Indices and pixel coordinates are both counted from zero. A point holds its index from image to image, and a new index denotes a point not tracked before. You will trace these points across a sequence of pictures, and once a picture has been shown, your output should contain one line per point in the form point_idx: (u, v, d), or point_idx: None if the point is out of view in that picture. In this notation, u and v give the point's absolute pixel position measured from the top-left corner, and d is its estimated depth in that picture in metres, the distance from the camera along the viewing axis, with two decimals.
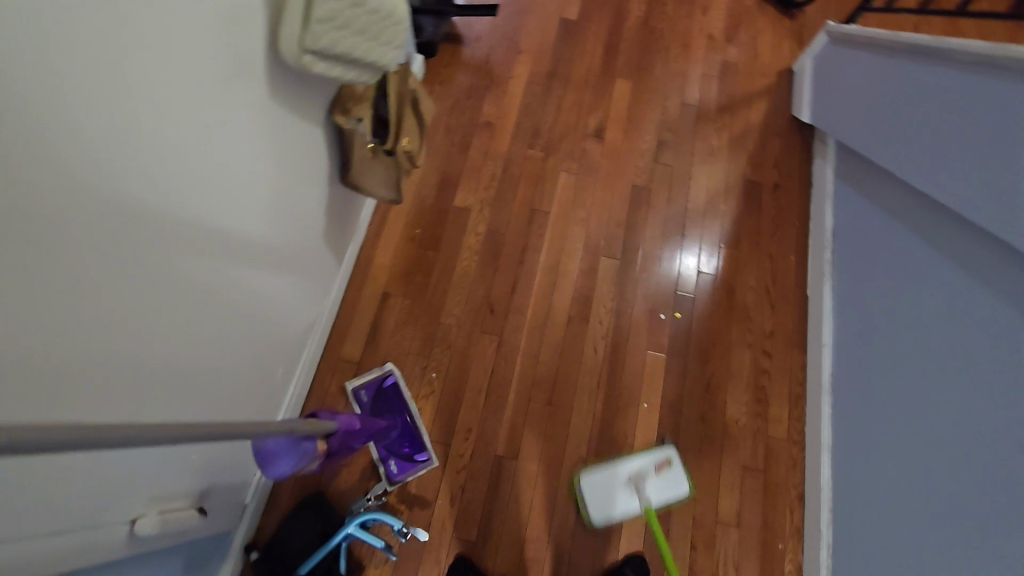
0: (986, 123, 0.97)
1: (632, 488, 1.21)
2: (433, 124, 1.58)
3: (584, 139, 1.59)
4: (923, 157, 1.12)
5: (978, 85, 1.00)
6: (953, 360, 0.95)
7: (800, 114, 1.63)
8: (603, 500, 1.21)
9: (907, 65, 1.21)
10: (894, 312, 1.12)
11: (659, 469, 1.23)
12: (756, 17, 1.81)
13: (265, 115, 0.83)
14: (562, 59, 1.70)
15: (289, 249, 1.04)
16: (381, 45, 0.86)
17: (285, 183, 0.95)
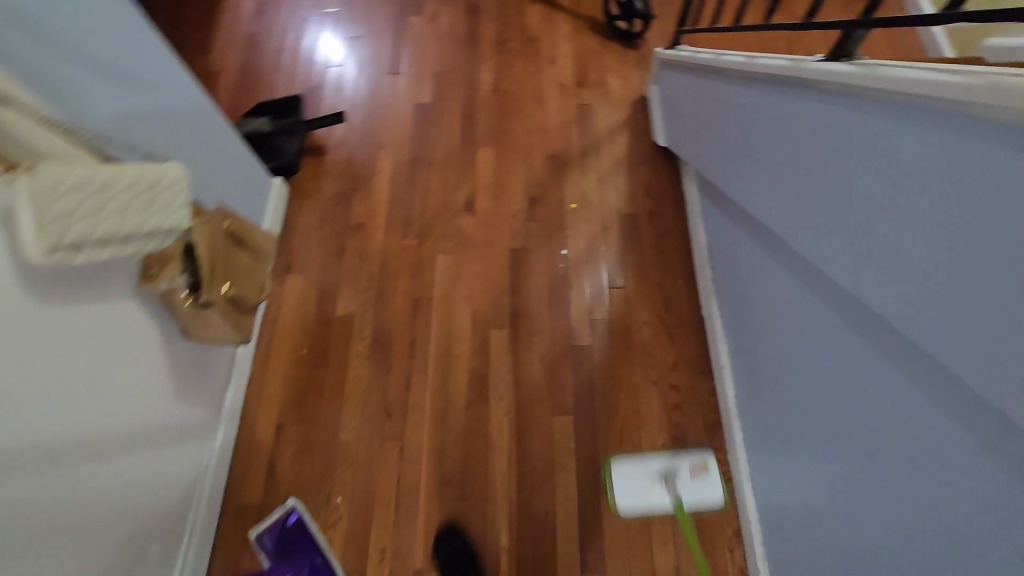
0: (760, 136, 0.98)
1: (667, 489, 1.14)
2: (306, 239, 1.59)
3: (456, 215, 1.59)
4: (731, 169, 1.13)
5: (750, 97, 1.02)
6: (808, 378, 0.91)
7: (657, 139, 1.64)
8: (631, 490, 1.15)
9: (710, 82, 1.24)
10: (761, 325, 1.10)
11: (695, 473, 1.14)
12: (601, 54, 1.84)
13: (63, 323, 0.85)
14: (423, 143, 1.72)
15: (144, 423, 1.03)
16: (156, 215, 0.88)
17: (116, 368, 0.96)
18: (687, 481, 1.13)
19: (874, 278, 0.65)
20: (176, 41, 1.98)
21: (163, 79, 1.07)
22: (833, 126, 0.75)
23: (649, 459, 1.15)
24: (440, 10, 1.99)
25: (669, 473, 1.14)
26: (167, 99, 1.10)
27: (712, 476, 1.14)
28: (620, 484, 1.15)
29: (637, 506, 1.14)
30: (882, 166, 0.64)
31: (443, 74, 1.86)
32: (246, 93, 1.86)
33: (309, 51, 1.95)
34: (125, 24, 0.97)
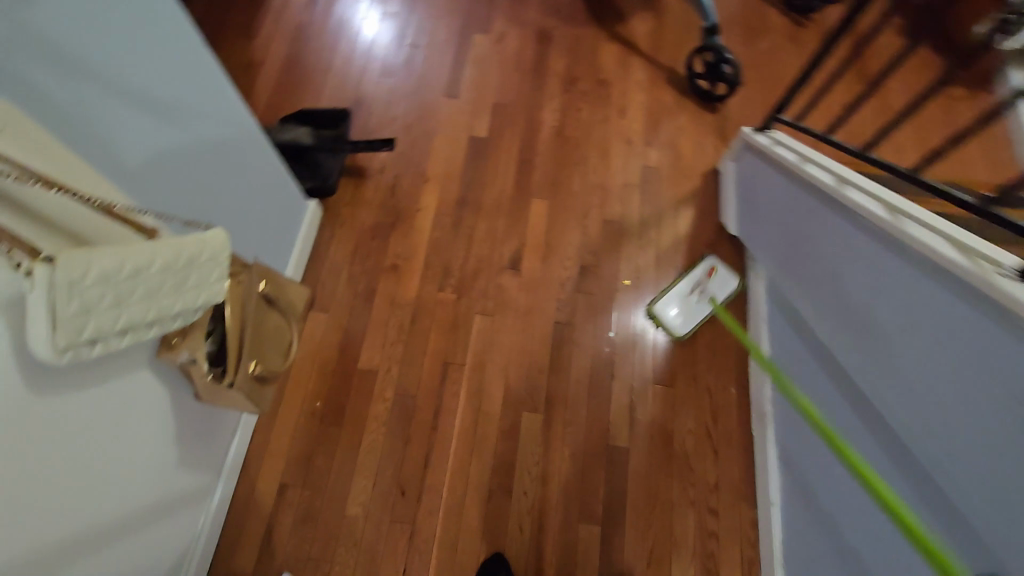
0: (877, 289, 0.89)
1: (700, 298, 1.43)
2: (334, 272, 1.46)
3: (499, 272, 1.47)
4: (830, 299, 1.04)
5: (860, 239, 0.93)
6: (863, 534, 0.90)
7: (726, 224, 1.52)
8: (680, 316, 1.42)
9: (800, 193, 1.15)
10: (826, 471, 1.03)
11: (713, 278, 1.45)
12: (676, 111, 1.70)
13: (71, 412, 0.73)
14: (473, 183, 1.58)
15: (143, 502, 0.91)
16: (191, 291, 0.76)
17: (121, 448, 0.84)
18: (708, 285, 1.45)
19: (925, 428, 0.76)
20: (217, 18, 1.81)
21: (204, 102, 0.94)
22: (904, 281, 0.83)
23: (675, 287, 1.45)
24: (508, 32, 1.83)
25: (696, 291, 1.44)
26: (207, 126, 0.96)
27: (721, 272, 1.47)
28: (666, 313, 1.42)
29: (691, 324, 1.41)
30: (946, 339, 0.74)
31: (503, 106, 1.71)
32: (287, 91, 1.70)
33: (361, 54, 1.78)
34: (173, 41, 0.83)
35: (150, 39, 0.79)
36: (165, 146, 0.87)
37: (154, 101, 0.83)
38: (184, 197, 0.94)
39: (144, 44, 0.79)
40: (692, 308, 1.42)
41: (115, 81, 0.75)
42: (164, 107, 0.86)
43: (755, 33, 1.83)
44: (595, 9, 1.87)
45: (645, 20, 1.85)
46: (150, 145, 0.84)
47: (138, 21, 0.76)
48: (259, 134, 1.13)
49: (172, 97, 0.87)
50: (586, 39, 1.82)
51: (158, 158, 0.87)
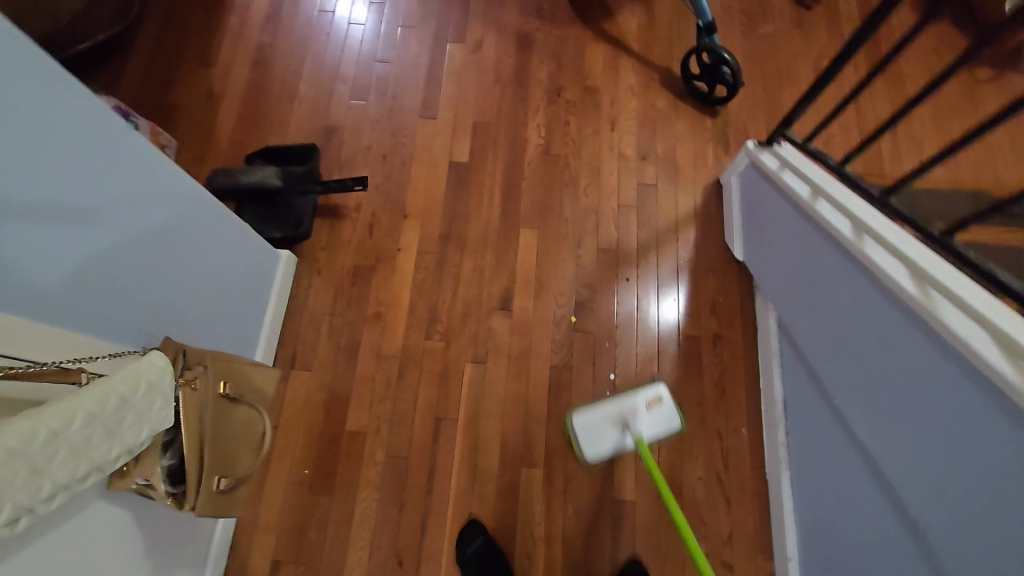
0: (894, 355, 0.82)
1: (626, 431, 1.18)
2: (314, 325, 1.37)
3: (489, 314, 1.38)
4: (841, 350, 0.97)
5: (879, 298, 0.85)
6: None
7: (732, 248, 1.40)
8: (596, 440, 1.19)
9: (810, 229, 1.05)
10: (842, 532, 0.98)
11: (650, 407, 1.17)
12: (672, 118, 1.56)
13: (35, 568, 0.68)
14: (456, 215, 1.48)
15: None
16: (132, 429, 0.68)
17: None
18: (645, 416, 1.17)
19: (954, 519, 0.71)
20: (171, 45, 1.67)
21: (138, 184, 0.83)
22: (912, 342, 0.78)
23: (603, 409, 1.17)
24: (485, 39, 1.68)
25: (627, 417, 1.17)
26: (144, 210, 0.86)
27: (665, 405, 1.18)
28: (583, 434, 1.18)
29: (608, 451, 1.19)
30: (963, 424, 0.69)
31: (484, 124, 1.58)
32: (251, 125, 1.58)
33: (329, 76, 1.65)
34: (85, 124, 0.72)
35: (55, 129, 0.68)
36: (87, 247, 0.77)
37: (68, 200, 0.72)
38: (119, 298, 0.84)
39: (48, 136, 0.68)
40: (609, 440, 1.17)
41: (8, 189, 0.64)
42: (84, 204, 0.75)
43: (756, 21, 1.67)
44: (579, 4, 1.71)
45: (634, 15, 1.69)
46: (66, 251, 0.73)
47: (33, 113, 0.65)
48: (211, 202, 1.03)
49: (93, 190, 0.76)
50: (571, 41, 1.67)
51: (78, 266, 0.76)
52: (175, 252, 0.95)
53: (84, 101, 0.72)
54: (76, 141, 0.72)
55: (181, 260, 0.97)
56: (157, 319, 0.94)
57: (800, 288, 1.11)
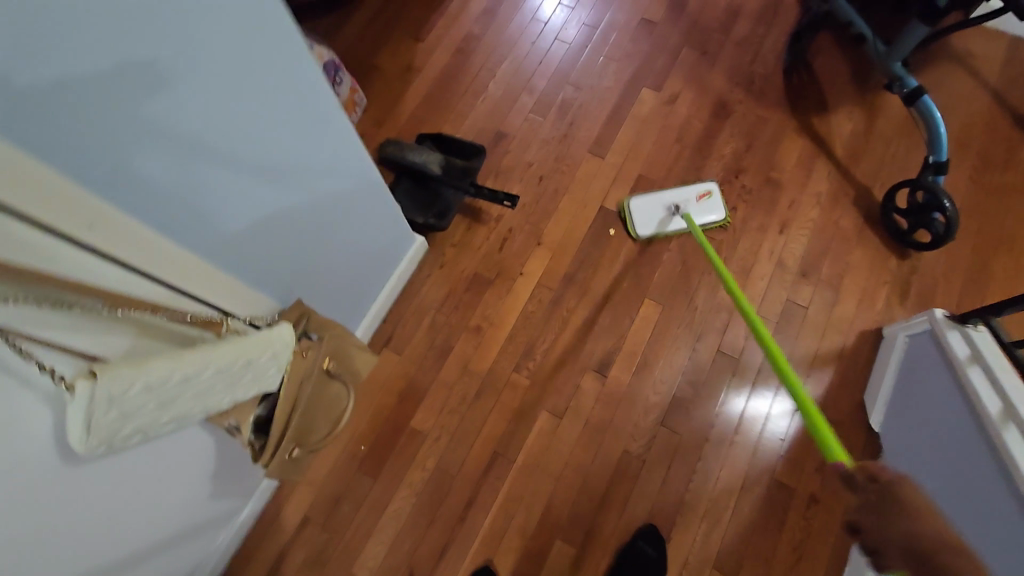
0: None
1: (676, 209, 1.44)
2: (419, 315, 1.41)
3: (583, 371, 1.34)
4: None
5: None
6: None
7: (869, 410, 1.24)
8: (646, 220, 1.45)
9: (986, 450, 0.88)
10: None
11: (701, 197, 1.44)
12: (852, 244, 1.40)
13: (122, 465, 0.75)
14: (587, 261, 1.44)
15: (177, 530, 0.95)
16: (245, 385, 0.72)
17: (167, 488, 0.86)
18: (694, 203, 1.44)
19: None
20: (394, 11, 1.77)
21: (323, 149, 0.87)
22: None
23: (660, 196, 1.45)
24: (683, 96, 1.61)
25: (680, 202, 1.44)
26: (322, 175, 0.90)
27: (713, 199, 1.45)
28: (638, 213, 1.45)
29: (654, 230, 1.44)
30: None
31: (649, 181, 1.52)
32: (434, 107, 1.65)
33: (519, 83, 1.67)
34: (298, 85, 0.76)
35: (274, 86, 0.72)
36: (265, 199, 0.82)
37: (264, 153, 0.77)
38: (275, 251, 0.89)
39: (265, 92, 0.72)
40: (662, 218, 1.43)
41: (221, 133, 0.69)
42: (276, 159, 0.79)
43: (994, 171, 1.44)
44: (795, 89, 1.58)
45: (852, 120, 1.53)
46: (247, 199, 0.79)
47: (260, 70, 0.69)
48: (378, 185, 1.07)
49: (287, 148, 0.80)
50: (771, 126, 1.55)
51: (253, 214, 0.81)
52: (333, 223, 1.00)
53: (302, 67, 0.75)
54: (286, 103, 0.76)
55: (337, 228, 1.02)
56: (299, 280, 0.99)
57: (951, 500, 0.94)
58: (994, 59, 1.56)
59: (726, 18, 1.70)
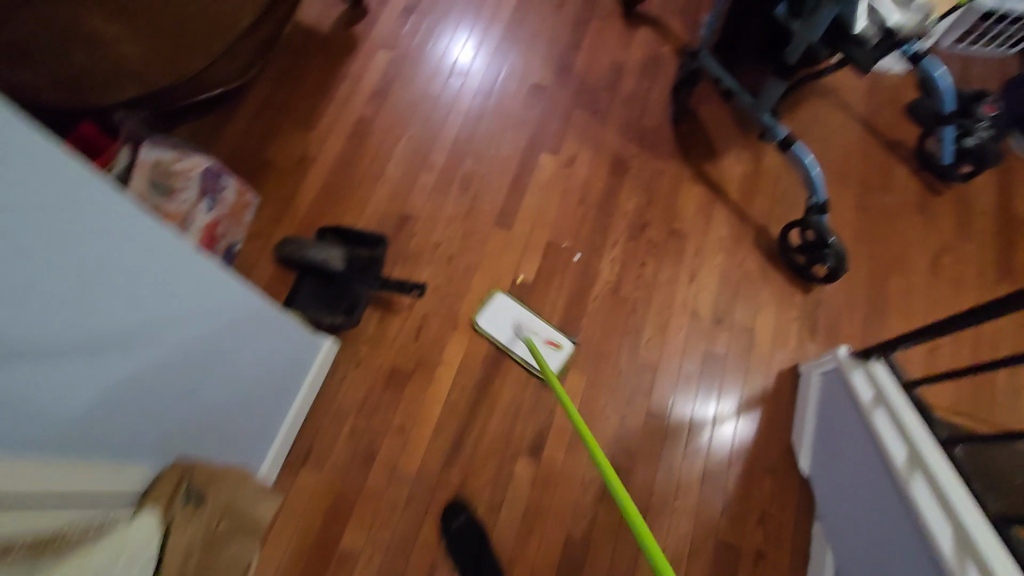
0: None
1: (519, 334, 1.39)
2: (338, 422, 1.32)
3: (515, 456, 1.29)
4: None
5: None
6: None
7: (799, 455, 1.25)
8: (495, 320, 1.42)
9: (905, 501, 0.89)
10: None
11: (547, 341, 1.38)
12: (759, 285, 1.44)
13: None
14: (506, 338, 1.41)
15: None
16: None
17: None
18: (540, 334, 1.39)
19: None
20: (281, 102, 1.73)
21: (189, 300, 0.81)
22: None
23: (520, 309, 1.42)
24: (580, 156, 1.64)
25: (526, 326, 1.40)
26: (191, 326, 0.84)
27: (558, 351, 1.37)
28: (494, 303, 1.44)
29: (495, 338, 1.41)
30: None
31: (558, 247, 1.52)
32: (332, 196, 1.60)
33: (417, 160, 1.64)
34: (147, 251, 0.70)
35: (115, 262, 0.66)
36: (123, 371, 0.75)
37: (114, 328, 0.70)
38: (144, 417, 0.82)
39: (107, 273, 0.66)
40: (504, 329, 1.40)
41: (55, 327, 0.62)
42: (130, 329, 0.73)
43: (874, 196, 1.53)
44: (685, 139, 1.63)
45: (741, 162, 1.60)
46: (99, 379, 0.71)
47: (96, 253, 0.63)
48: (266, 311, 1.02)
49: (143, 314, 0.74)
50: (668, 177, 1.59)
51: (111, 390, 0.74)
52: (216, 365, 0.94)
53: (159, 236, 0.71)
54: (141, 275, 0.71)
55: (220, 369, 0.95)
56: (178, 436, 0.91)
57: (882, 557, 0.94)
58: (857, 90, 1.67)
59: (610, 76, 1.75)
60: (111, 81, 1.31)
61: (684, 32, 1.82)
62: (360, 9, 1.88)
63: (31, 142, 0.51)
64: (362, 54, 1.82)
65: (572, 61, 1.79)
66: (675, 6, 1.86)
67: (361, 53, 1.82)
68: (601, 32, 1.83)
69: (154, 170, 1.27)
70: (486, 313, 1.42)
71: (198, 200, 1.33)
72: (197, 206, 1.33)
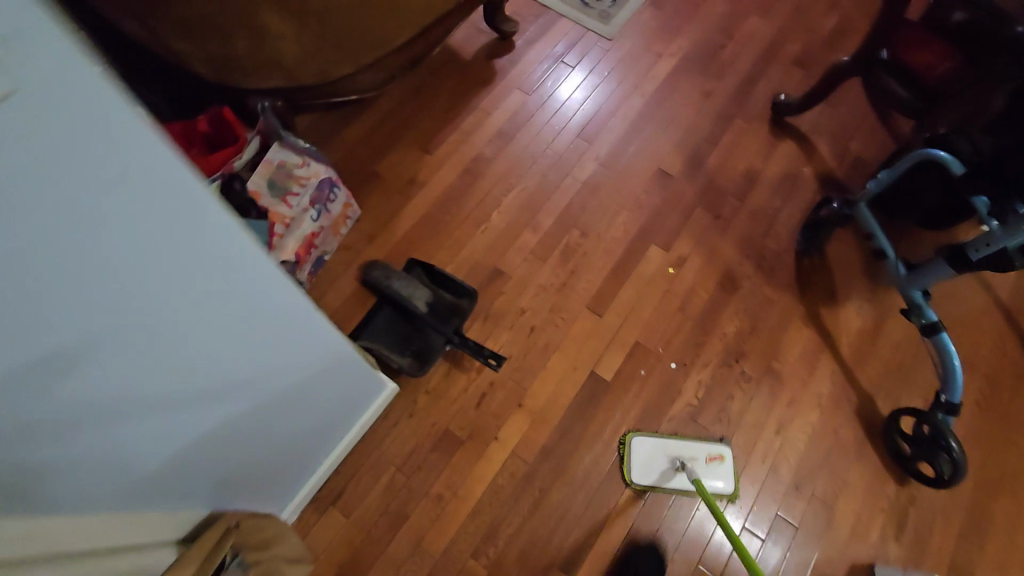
0: None
1: (679, 466, 1.29)
2: (376, 472, 1.26)
3: (547, 568, 1.20)
4: None
5: None
6: None
7: None
8: (646, 467, 1.30)
9: None
10: None
11: (710, 461, 1.30)
12: (849, 460, 1.32)
13: None
14: (568, 434, 1.32)
15: None
16: None
17: None
18: (702, 464, 1.29)
19: None
20: (405, 117, 1.70)
21: (292, 352, 0.80)
22: None
23: (667, 441, 1.32)
24: (691, 260, 1.54)
25: (684, 458, 1.30)
26: (286, 376, 0.82)
27: (723, 466, 1.30)
28: (639, 454, 1.30)
29: (653, 480, 1.28)
30: None
31: (645, 350, 1.43)
32: (431, 230, 1.55)
33: (524, 216, 1.58)
34: (271, 311, 0.70)
35: (242, 315, 0.66)
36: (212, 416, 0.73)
37: (220, 376, 0.69)
38: (216, 460, 0.80)
39: (232, 330, 0.66)
40: (660, 471, 1.29)
41: (172, 372, 0.62)
42: (233, 377, 0.72)
43: (1000, 398, 1.38)
44: (806, 274, 1.53)
45: (860, 316, 1.48)
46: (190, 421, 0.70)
47: (228, 312, 0.64)
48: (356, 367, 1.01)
49: (248, 363, 0.73)
50: (778, 310, 1.48)
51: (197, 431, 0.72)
52: (296, 413, 0.93)
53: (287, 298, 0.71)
54: (260, 332, 0.71)
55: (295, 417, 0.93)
56: (240, 476, 0.89)
57: None
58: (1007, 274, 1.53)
59: (742, 182, 1.66)
60: (256, 69, 1.28)
61: (831, 157, 1.70)
62: (506, 44, 1.84)
63: (204, 207, 0.51)
64: (496, 90, 1.77)
65: (706, 155, 1.70)
66: (829, 127, 1.75)
67: (494, 88, 1.77)
68: (743, 134, 1.74)
69: (276, 171, 1.25)
70: (638, 470, 1.28)
71: (308, 208, 1.29)
72: (305, 214, 1.29)
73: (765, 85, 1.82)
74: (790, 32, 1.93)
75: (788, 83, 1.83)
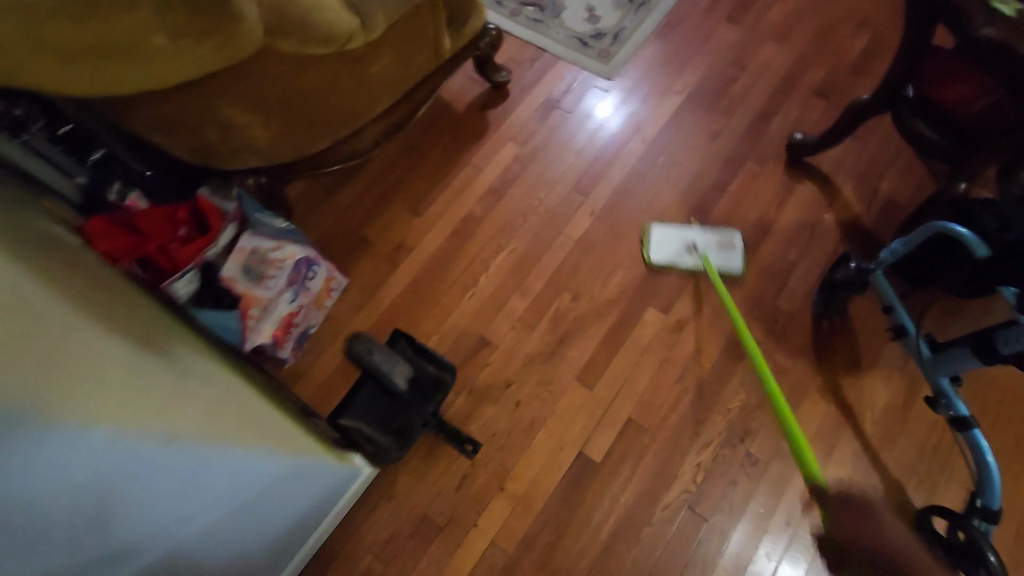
0: None
1: (695, 245, 1.50)
2: (354, 561, 1.24)
3: None
4: None
5: None
6: None
7: None
8: (665, 249, 1.50)
9: None
10: None
11: (723, 243, 1.49)
12: None
13: None
14: (553, 522, 1.25)
15: None
16: None
17: None
18: (713, 249, 1.48)
19: None
20: (395, 178, 1.66)
21: (202, 477, 0.80)
22: None
23: (683, 231, 1.51)
24: (693, 324, 1.42)
25: (696, 243, 1.50)
26: (209, 499, 0.83)
27: (734, 249, 1.48)
28: (658, 236, 1.51)
29: (672, 258, 1.49)
30: None
31: (639, 428, 1.32)
32: (417, 300, 1.51)
33: (514, 281, 1.50)
34: (154, 459, 0.70)
35: (124, 479, 0.66)
36: (195, 540, 0.82)
37: (137, 537, 0.69)
38: None
39: (123, 497, 0.66)
40: (681, 252, 1.49)
41: (83, 565, 0.61)
42: (152, 530, 0.72)
43: None
44: (824, 337, 1.37)
45: (888, 388, 1.31)
46: (182, 556, 0.80)
47: (109, 485, 0.63)
48: (290, 457, 1.02)
49: (159, 513, 0.73)
50: (790, 380, 1.34)
51: (192, 560, 0.83)
52: (244, 522, 0.94)
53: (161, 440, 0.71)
54: (153, 482, 0.71)
55: (280, 505, 1.03)
56: None
57: None
58: None
59: (752, 234, 1.52)
60: (231, 153, 1.27)
61: (857, 201, 1.53)
62: (500, 93, 1.78)
63: (24, 423, 0.51)
64: (489, 142, 1.71)
65: (712, 204, 1.57)
66: (855, 166, 1.58)
67: (487, 142, 1.71)
68: (755, 178, 1.60)
69: (250, 257, 1.24)
70: (657, 250, 1.49)
71: (284, 289, 1.28)
72: (281, 294, 1.28)
73: (781, 122, 1.67)
74: (811, 59, 1.77)
75: (806, 118, 1.67)
